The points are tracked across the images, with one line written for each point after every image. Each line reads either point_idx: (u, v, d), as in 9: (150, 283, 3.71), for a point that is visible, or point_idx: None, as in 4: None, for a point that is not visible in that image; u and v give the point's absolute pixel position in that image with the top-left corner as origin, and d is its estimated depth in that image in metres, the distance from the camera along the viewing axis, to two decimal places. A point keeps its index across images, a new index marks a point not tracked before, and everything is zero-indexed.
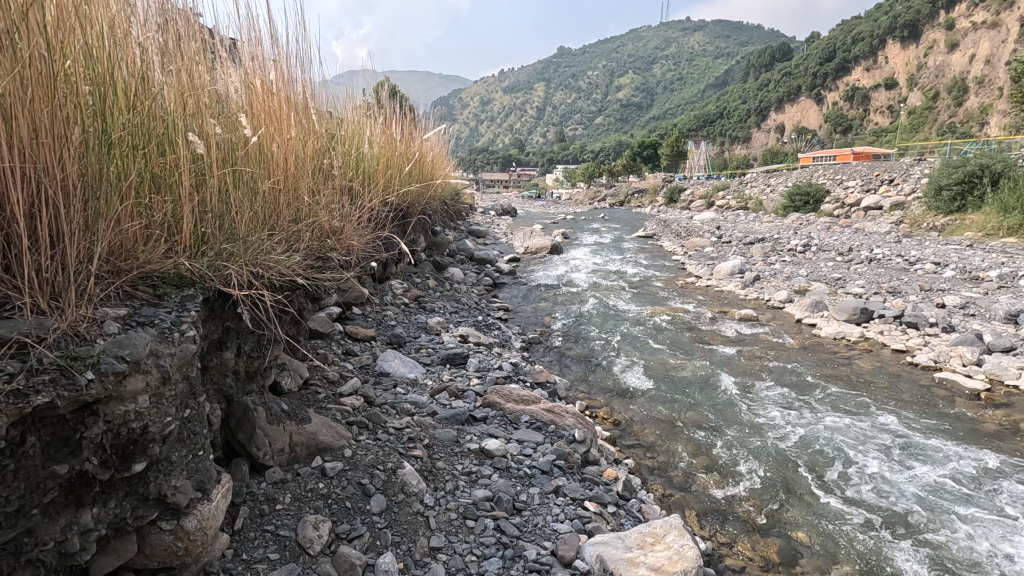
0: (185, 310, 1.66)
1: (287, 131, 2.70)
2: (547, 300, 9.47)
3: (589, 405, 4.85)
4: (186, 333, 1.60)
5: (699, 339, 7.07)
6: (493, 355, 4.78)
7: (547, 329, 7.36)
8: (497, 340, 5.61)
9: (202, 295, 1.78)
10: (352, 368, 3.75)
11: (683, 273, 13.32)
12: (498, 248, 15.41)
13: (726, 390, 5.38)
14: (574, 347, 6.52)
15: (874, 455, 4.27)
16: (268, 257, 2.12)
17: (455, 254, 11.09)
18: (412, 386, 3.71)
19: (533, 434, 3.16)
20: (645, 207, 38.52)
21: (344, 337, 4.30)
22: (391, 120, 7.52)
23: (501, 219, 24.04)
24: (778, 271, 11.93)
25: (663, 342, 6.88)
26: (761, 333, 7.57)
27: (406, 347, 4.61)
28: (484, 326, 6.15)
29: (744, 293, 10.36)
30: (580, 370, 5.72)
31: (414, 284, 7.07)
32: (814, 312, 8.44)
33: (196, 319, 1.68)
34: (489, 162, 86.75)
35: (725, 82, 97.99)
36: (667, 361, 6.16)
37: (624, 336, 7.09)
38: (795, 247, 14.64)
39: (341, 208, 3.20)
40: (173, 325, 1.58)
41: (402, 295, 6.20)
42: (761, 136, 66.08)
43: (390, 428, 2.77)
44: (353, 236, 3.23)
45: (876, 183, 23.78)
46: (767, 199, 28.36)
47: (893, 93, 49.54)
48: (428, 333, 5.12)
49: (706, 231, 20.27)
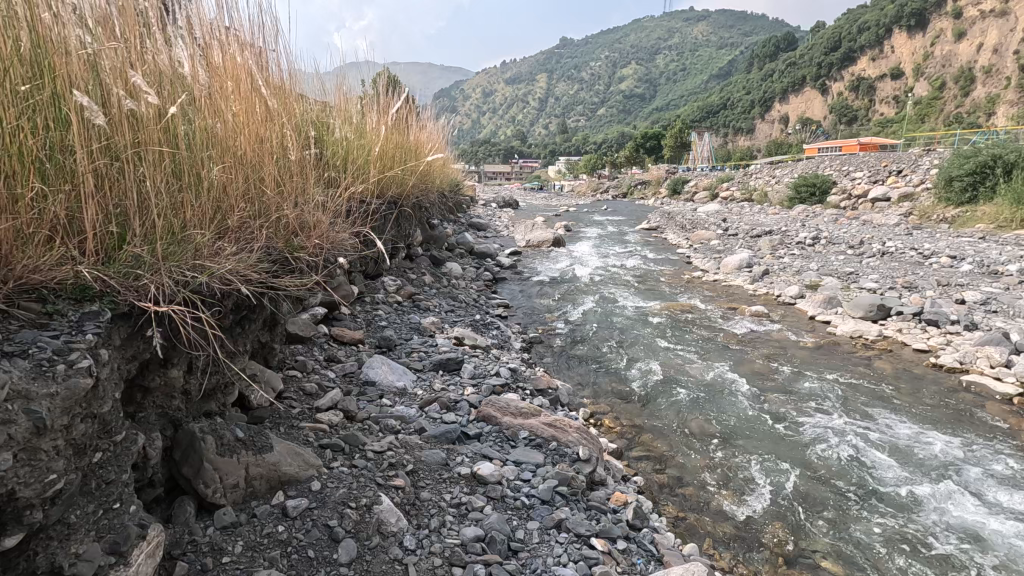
0: (80, 332, 1.42)
1: (247, 107, 2.40)
2: (549, 296, 9.13)
3: (594, 412, 4.53)
4: (76, 364, 1.34)
5: (707, 340, 6.73)
6: (490, 358, 4.44)
7: (549, 328, 7.01)
8: (495, 342, 5.28)
9: (111, 310, 1.54)
10: (335, 377, 3.42)
11: (688, 267, 12.97)
12: (499, 242, 15.04)
13: (739, 396, 5.05)
14: (577, 348, 6.20)
15: (905, 470, 3.95)
16: (204, 262, 1.82)
17: (454, 248, 10.74)
18: (400, 396, 3.39)
19: (532, 454, 2.83)
20: (648, 199, 38.13)
21: (329, 342, 3.97)
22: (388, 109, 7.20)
23: (503, 212, 23.64)
24: (787, 265, 11.56)
25: (671, 342, 6.54)
26: (774, 331, 7.24)
27: (396, 351, 4.28)
28: (482, 325, 5.82)
29: (752, 288, 10.00)
30: (584, 374, 5.40)
31: (409, 280, 6.74)
32: (827, 308, 8.09)
33: (95, 343, 1.43)
34: (491, 154, 86.20)
35: (728, 72, 96.94)
36: (675, 363, 5.82)
37: (630, 336, 6.75)
38: (804, 240, 14.27)
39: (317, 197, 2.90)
40: (56, 354, 1.33)
41: (395, 293, 5.88)
42: (764, 128, 65.48)
43: (368, 452, 2.44)
44: (329, 230, 2.94)
45: (884, 174, 23.33)
46: (772, 191, 27.95)
47: (899, 82, 48.78)
48: (421, 334, 4.80)
49: (711, 223, 19.90)
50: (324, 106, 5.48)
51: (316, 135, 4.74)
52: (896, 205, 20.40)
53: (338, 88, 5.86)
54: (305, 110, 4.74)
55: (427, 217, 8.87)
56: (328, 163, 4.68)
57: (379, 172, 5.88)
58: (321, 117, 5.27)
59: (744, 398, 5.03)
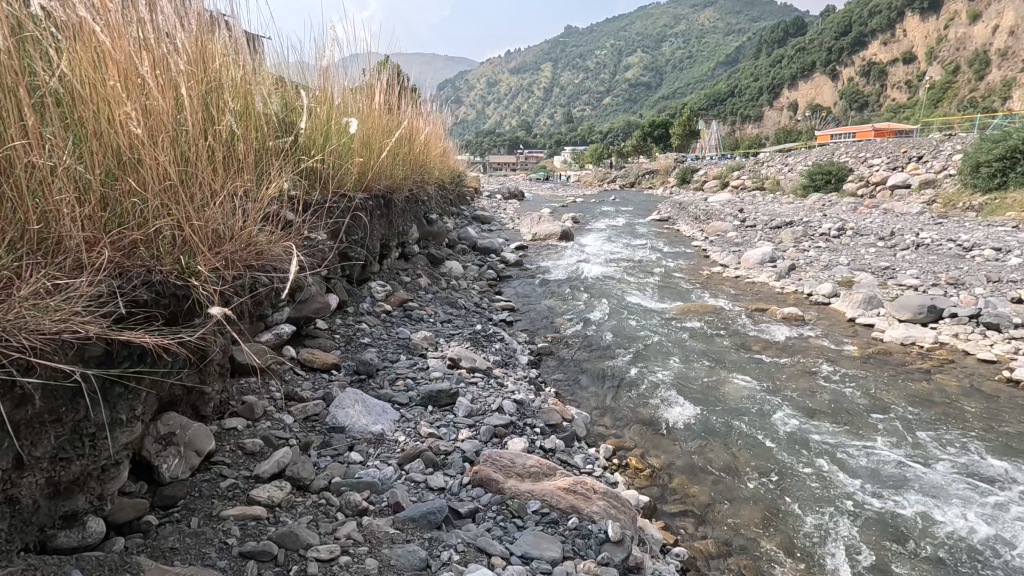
0: None
1: (118, 77, 1.88)
2: (557, 296, 8.37)
3: (616, 447, 3.79)
4: None
5: (737, 350, 5.96)
6: (494, 384, 3.70)
7: (559, 338, 6.25)
8: (499, 359, 4.55)
9: None
10: (293, 424, 2.68)
11: (706, 261, 12.14)
12: (503, 236, 14.24)
13: (787, 426, 4.29)
14: (592, 363, 5.46)
15: (1005, 530, 3.19)
16: None
17: (454, 244, 9.97)
18: (376, 449, 2.66)
19: (546, 541, 2.10)
20: (656, 188, 37.20)
21: (292, 374, 3.22)
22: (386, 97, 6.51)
23: (507, 203, 22.78)
24: (813, 259, 10.71)
25: (694, 355, 5.80)
26: (811, 337, 6.46)
27: (379, 377, 3.55)
28: (482, 335, 5.06)
29: (778, 285, 9.20)
30: (602, 397, 4.66)
31: (402, 284, 6.00)
32: (867, 310, 7.30)
33: None
34: (494, 145, 85.34)
35: (735, 59, 95.19)
36: (703, 383, 5.06)
37: (649, 347, 5.99)
38: (828, 231, 13.39)
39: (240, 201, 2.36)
40: None
41: (384, 301, 5.15)
42: (773, 115, 64.09)
43: (310, 567, 1.72)
44: (255, 238, 2.34)
45: (903, 160, 22.35)
46: (785, 179, 26.98)
47: (911, 67, 47.38)
48: (410, 353, 4.07)
49: (726, 213, 19.01)
50: (292, 89, 4.80)
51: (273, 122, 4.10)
52: (916, 193, 19.44)
53: (321, 70, 5.17)
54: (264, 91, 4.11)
55: (424, 212, 8.12)
56: (288, 156, 4.03)
57: (361, 168, 5.24)
58: (294, 102, 4.64)
59: (788, 428, 4.28)
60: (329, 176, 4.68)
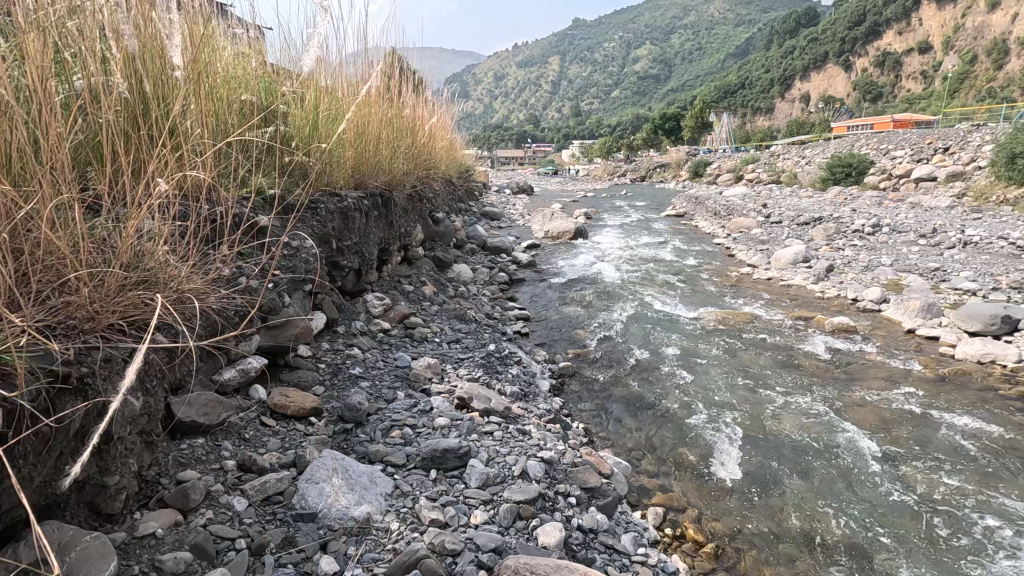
0: None
1: None
2: (576, 302, 7.61)
3: (665, 509, 3.08)
4: None
5: (786, 373, 5.19)
6: (515, 431, 2.97)
7: (581, 355, 5.50)
8: (518, 389, 3.82)
9: None
10: (245, 512, 1.97)
11: (731, 261, 11.34)
12: (514, 233, 13.47)
13: (868, 478, 3.57)
14: (623, 390, 4.73)
15: None
16: None
17: (462, 245, 9.23)
18: (359, 548, 1.93)
19: None
20: (668, 181, 36.25)
21: (256, 428, 2.51)
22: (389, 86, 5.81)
23: (517, 198, 21.98)
24: (851, 259, 9.86)
25: (738, 378, 5.05)
26: (867, 353, 5.69)
27: (370, 425, 2.82)
28: (496, 356, 4.33)
29: (817, 289, 8.37)
30: (640, 437, 3.94)
31: (404, 293, 5.30)
32: (926, 319, 6.52)
33: None
34: (501, 138, 84.54)
35: (745, 50, 93.39)
36: (756, 418, 4.30)
37: (684, 369, 5.24)
38: (862, 227, 12.50)
39: (102, 231, 1.89)
40: None
41: (382, 316, 4.44)
42: (785, 107, 62.37)
43: None
44: (119, 291, 1.82)
45: (928, 151, 21.34)
46: (803, 171, 25.98)
47: (927, 56, 45.99)
48: (411, 388, 3.35)
49: (746, 207, 18.11)
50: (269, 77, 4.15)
51: (238, 115, 3.62)
52: (943, 185, 18.45)
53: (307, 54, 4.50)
54: (227, 80, 3.62)
55: (429, 210, 7.41)
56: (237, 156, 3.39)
57: (356, 160, 4.66)
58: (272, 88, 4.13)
59: (870, 480, 3.54)
60: (314, 172, 4.16)
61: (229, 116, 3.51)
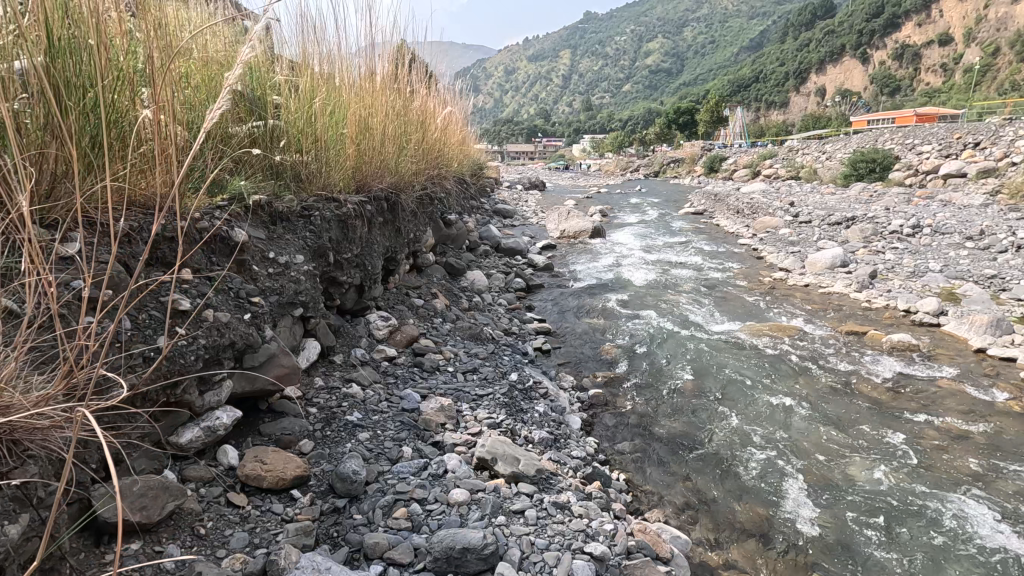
0: None
1: None
2: (600, 313, 6.97)
3: None
4: None
5: (846, 405, 4.55)
6: (552, 508, 2.36)
7: (612, 379, 4.88)
8: (546, 434, 3.22)
9: None
10: None
11: (760, 264, 10.65)
12: (528, 233, 12.85)
13: (979, 561, 2.91)
14: (663, 425, 4.13)
15: None
16: None
17: (475, 247, 8.62)
18: None
19: None
20: (683, 177, 35.37)
21: (217, 515, 1.94)
22: (400, 78, 5.25)
23: (529, 195, 21.35)
24: (894, 265, 9.12)
25: (794, 412, 4.42)
26: (935, 378, 5.02)
27: (366, 498, 2.23)
28: (519, 389, 3.71)
29: (863, 298, 7.65)
30: (689, 491, 3.35)
31: (415, 308, 4.72)
32: (995, 336, 5.83)
33: None
34: (511, 134, 83.86)
35: (759, 42, 91.66)
36: (824, 465, 3.73)
37: (730, 399, 4.61)
38: (899, 228, 11.71)
39: None
40: None
41: (388, 339, 3.86)
42: (799, 101, 60.54)
43: None
44: None
45: (957, 147, 20.41)
46: (824, 167, 25.06)
47: (947, 49, 44.59)
48: (421, 438, 2.76)
49: (769, 204, 17.33)
50: (258, 66, 3.64)
51: (218, 110, 3.14)
52: (974, 182, 17.56)
53: (303, 43, 3.99)
54: (207, 67, 3.13)
55: (441, 211, 6.83)
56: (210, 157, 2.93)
57: (358, 158, 4.11)
58: (265, 77, 3.63)
59: (981, 565, 2.89)
60: (309, 172, 3.63)
61: (207, 110, 3.04)
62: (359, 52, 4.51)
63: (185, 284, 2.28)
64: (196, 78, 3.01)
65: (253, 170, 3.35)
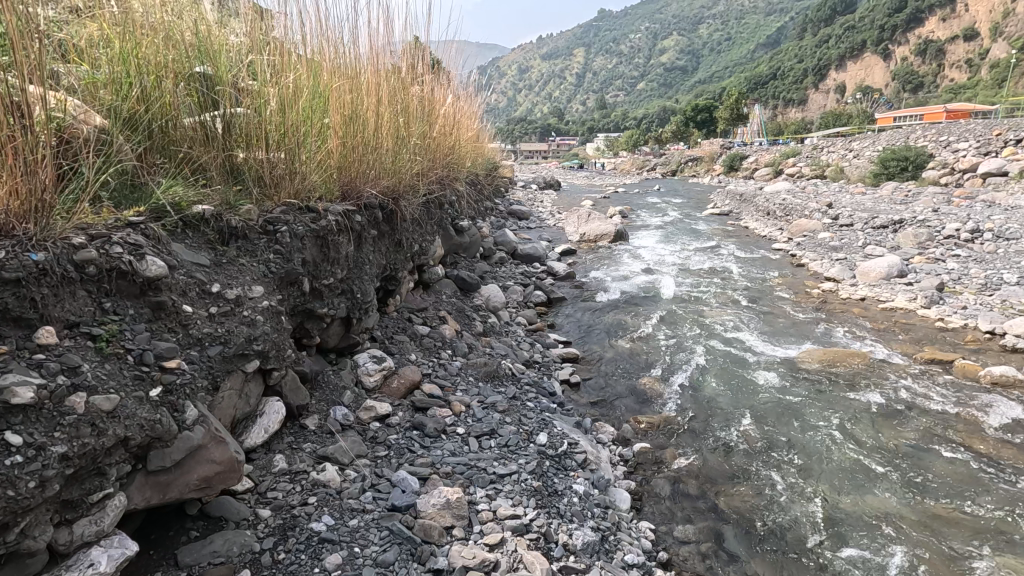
0: None
1: None
2: (633, 333, 6.05)
3: None
4: None
5: (954, 464, 3.62)
6: None
7: (659, 425, 3.99)
8: (590, 534, 2.36)
9: None
10: None
11: (802, 272, 9.67)
12: (545, 236, 11.96)
13: None
14: (731, 495, 3.26)
15: None
16: None
17: (490, 255, 7.76)
18: None
19: None
20: (702, 175, 34.18)
21: None
22: (406, 63, 4.42)
23: (544, 194, 20.45)
24: (961, 276, 8.07)
25: (891, 473, 3.52)
26: None
27: None
28: (551, 457, 2.85)
29: (933, 316, 6.67)
30: None
31: (420, 337, 3.88)
32: None
33: None
34: (524, 133, 82.91)
35: (774, 39, 89.67)
36: (951, 560, 2.83)
37: (807, 454, 3.71)
38: (954, 232, 10.59)
39: None
40: None
41: (380, 387, 3.01)
42: (818, 98, 58.73)
43: None
44: None
45: (997, 144, 19.09)
46: (852, 165, 23.79)
47: (973, 44, 42.72)
48: (416, 563, 1.91)
49: (799, 205, 16.21)
50: (223, 39, 2.88)
51: (154, 91, 2.46)
52: (1018, 180, 16.28)
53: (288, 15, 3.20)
54: (142, 35, 2.46)
55: (453, 217, 5.98)
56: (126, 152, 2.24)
57: (344, 156, 3.27)
58: (231, 52, 2.88)
59: None
60: (277, 174, 2.80)
61: (134, 89, 2.37)
62: (354, 27, 3.68)
63: (37, 354, 1.44)
64: (118, 47, 2.34)
65: (206, 171, 2.62)
